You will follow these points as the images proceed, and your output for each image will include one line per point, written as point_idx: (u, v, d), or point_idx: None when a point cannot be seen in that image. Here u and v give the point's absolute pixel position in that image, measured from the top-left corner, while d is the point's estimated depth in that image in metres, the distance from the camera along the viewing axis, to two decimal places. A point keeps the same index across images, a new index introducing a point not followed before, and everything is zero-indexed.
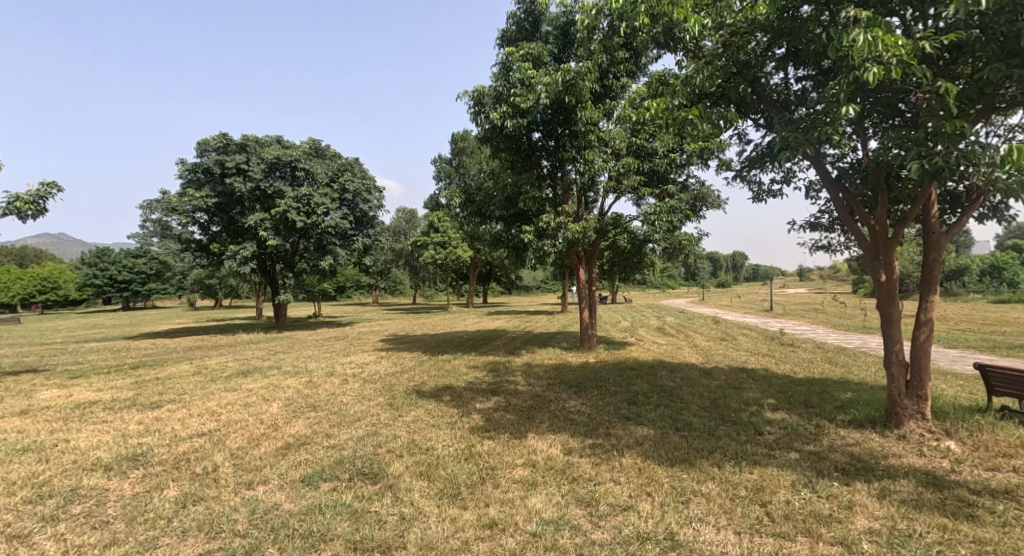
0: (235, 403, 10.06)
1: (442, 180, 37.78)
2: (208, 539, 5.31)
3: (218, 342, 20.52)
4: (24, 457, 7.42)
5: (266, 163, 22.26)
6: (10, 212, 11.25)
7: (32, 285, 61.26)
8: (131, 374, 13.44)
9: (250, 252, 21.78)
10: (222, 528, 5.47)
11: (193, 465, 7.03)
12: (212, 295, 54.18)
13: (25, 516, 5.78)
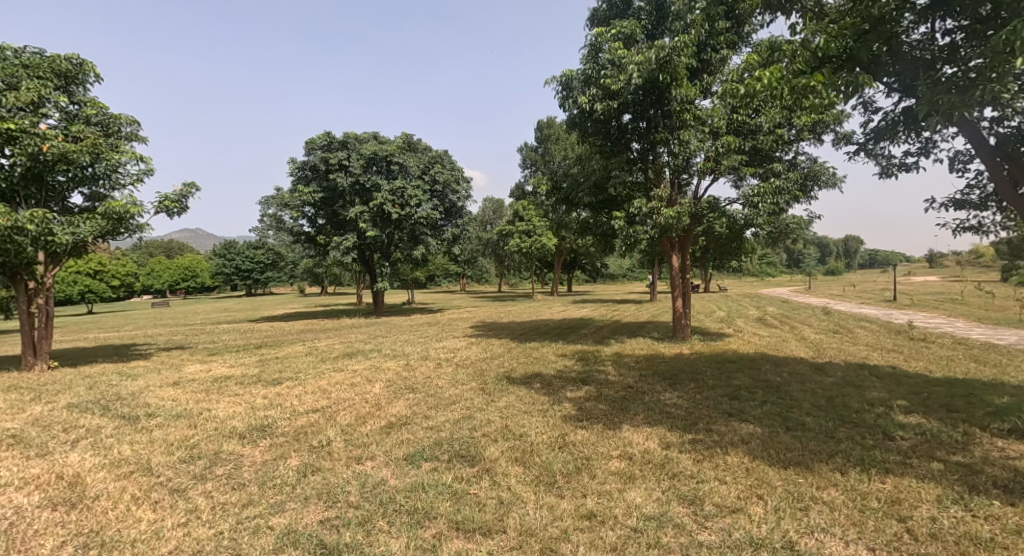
0: (343, 383, 10.69)
1: (528, 168, 37.86)
2: (327, 507, 5.66)
3: (326, 325, 21.92)
4: (176, 422, 8.31)
5: (364, 158, 23.34)
6: (160, 211, 12.56)
7: (172, 274, 68.90)
8: (256, 353, 14.72)
9: (352, 242, 22.97)
10: (338, 498, 5.81)
11: (310, 438, 7.53)
12: (319, 283, 58.11)
13: (180, 473, 6.47)
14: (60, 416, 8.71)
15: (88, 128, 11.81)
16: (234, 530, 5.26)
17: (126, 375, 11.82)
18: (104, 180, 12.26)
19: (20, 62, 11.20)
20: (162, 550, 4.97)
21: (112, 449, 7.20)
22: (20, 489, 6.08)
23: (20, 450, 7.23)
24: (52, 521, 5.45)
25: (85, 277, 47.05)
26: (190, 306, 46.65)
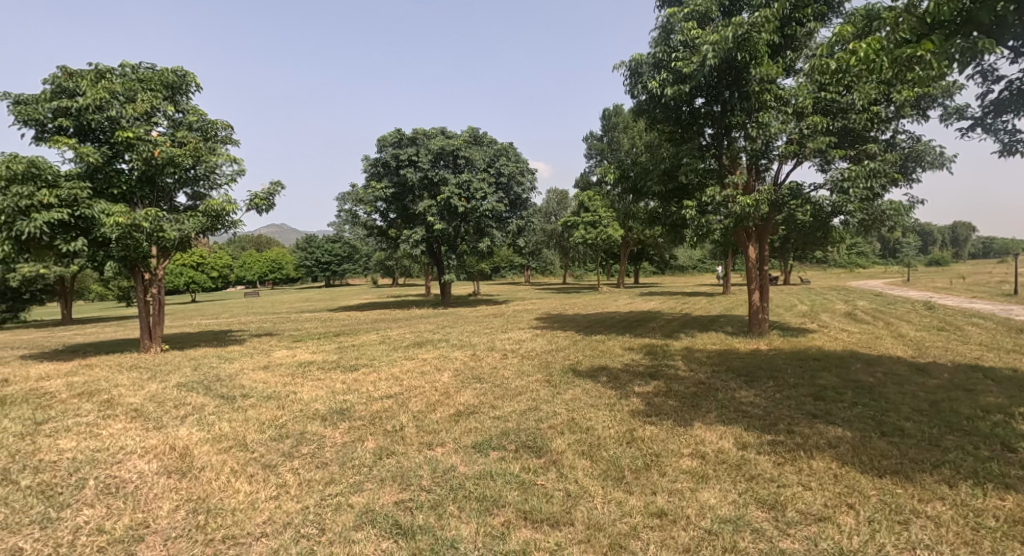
0: (414, 370, 10.93)
1: (593, 158, 37.23)
2: (401, 489, 5.78)
3: (397, 315, 22.52)
4: (267, 402, 8.77)
5: (432, 153, 23.70)
6: (251, 209, 13.32)
7: (260, 266, 73.39)
8: (335, 340, 15.35)
9: (420, 235, 23.42)
10: (411, 481, 5.92)
11: (385, 423, 7.72)
12: (392, 274, 59.98)
13: (271, 450, 6.82)
14: (171, 393, 9.43)
15: (190, 134, 12.72)
16: (318, 506, 5.47)
17: (223, 358, 12.63)
18: (204, 181, 13.12)
19: (135, 75, 12.23)
20: (256, 520, 5.26)
21: (214, 425, 7.70)
22: (139, 457, 6.64)
23: (139, 422, 7.90)
24: (167, 487, 5.90)
25: (189, 269, 51.25)
26: (279, 296, 49.65)
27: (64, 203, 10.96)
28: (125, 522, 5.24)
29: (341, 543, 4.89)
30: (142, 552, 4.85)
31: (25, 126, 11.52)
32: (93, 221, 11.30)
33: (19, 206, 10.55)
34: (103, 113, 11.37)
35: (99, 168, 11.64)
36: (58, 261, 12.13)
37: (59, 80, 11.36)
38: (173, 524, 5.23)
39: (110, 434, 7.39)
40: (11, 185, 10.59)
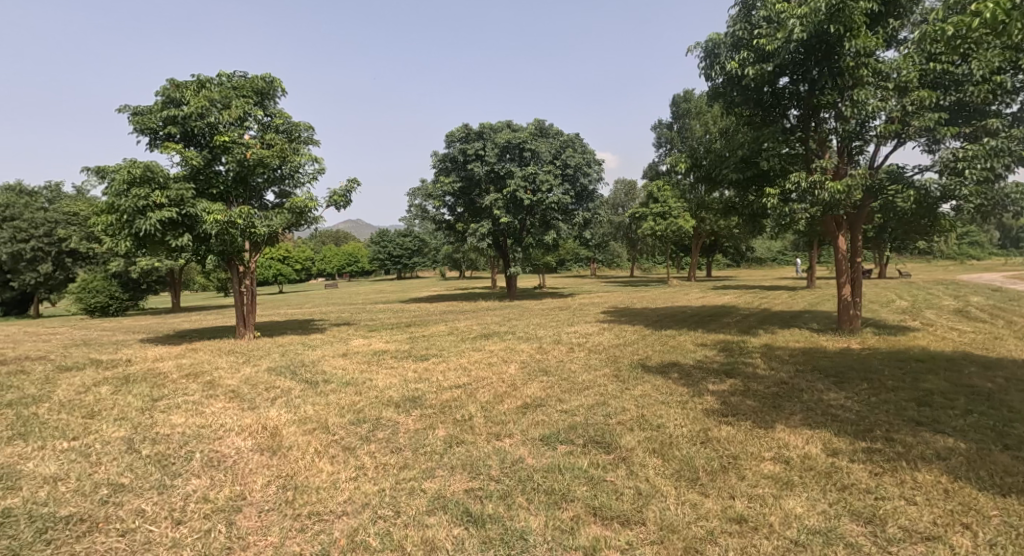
0: (481, 361, 10.97)
1: (663, 146, 36.09)
2: (471, 477, 5.76)
3: (465, 307, 22.80)
4: (346, 388, 9.03)
5: (499, 146, 23.70)
6: (330, 206, 13.82)
7: (338, 259, 76.72)
8: (406, 330, 15.68)
9: (487, 228, 23.54)
10: (480, 470, 5.88)
11: (454, 412, 7.74)
12: (459, 268, 60.97)
13: (350, 433, 7.00)
14: (262, 376, 9.95)
15: (278, 136, 13.33)
16: (393, 489, 5.55)
17: (307, 345, 13.19)
18: (289, 180, 13.67)
19: (229, 83, 12.96)
20: (337, 499, 5.39)
21: (300, 407, 8.01)
22: (237, 434, 7.00)
23: (236, 403, 8.36)
24: (261, 463, 6.19)
25: (277, 262, 54.29)
26: (356, 288, 51.77)
27: (173, 203, 11.75)
28: (226, 493, 5.53)
29: (415, 526, 4.92)
30: (239, 521, 5.08)
31: (141, 134, 12.46)
32: (197, 218, 12.03)
33: (138, 207, 11.46)
34: (204, 119, 12.14)
35: (200, 170, 12.37)
36: (167, 255, 13.03)
37: (167, 90, 12.20)
38: (266, 498, 5.46)
39: (212, 413, 7.85)
40: (130, 186, 11.54)
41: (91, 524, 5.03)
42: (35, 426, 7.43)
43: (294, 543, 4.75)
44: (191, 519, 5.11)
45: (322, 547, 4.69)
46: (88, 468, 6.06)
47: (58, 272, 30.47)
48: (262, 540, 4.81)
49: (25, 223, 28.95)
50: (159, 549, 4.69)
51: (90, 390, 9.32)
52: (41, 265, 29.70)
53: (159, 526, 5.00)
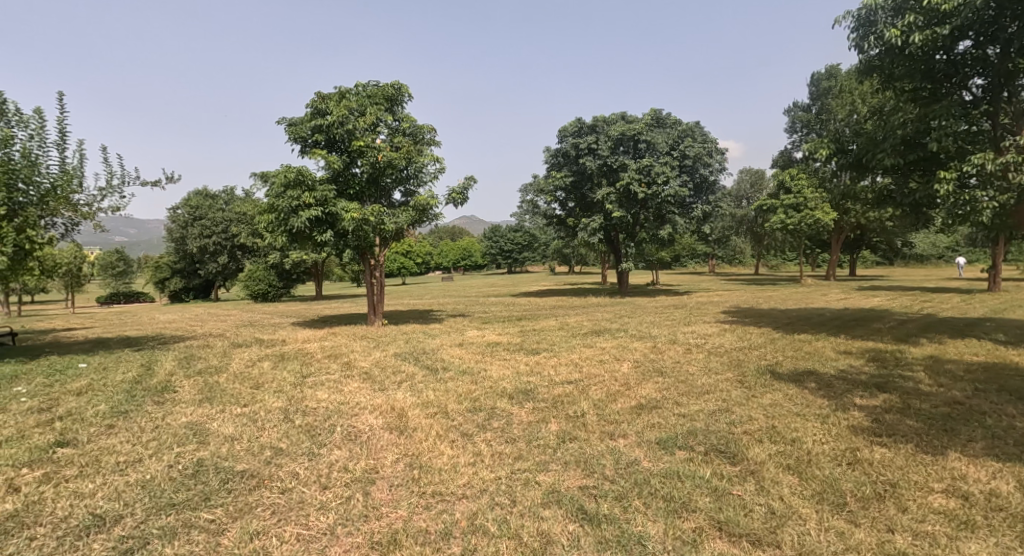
0: (592, 358, 10.55)
1: (798, 131, 33.16)
2: (585, 475, 5.46)
3: (576, 302, 22.41)
4: (462, 377, 9.09)
5: (612, 139, 22.93)
6: (449, 203, 14.11)
7: (454, 253, 79.51)
8: (518, 324, 15.65)
9: (599, 223, 22.95)
10: (594, 468, 5.56)
11: (567, 407, 7.43)
12: (570, 263, 60.52)
13: (467, 420, 6.96)
14: (389, 360, 10.37)
15: (405, 138, 13.86)
16: (509, 478, 5.41)
17: (427, 334, 13.58)
18: (413, 180, 14.16)
19: (364, 92, 13.68)
20: (458, 481, 5.36)
21: (422, 392, 8.16)
22: (369, 412, 7.25)
23: (368, 383, 8.73)
24: (390, 441, 6.32)
25: (401, 256, 57.41)
26: (471, 281, 53.26)
27: (319, 203, 12.63)
28: (362, 465, 5.70)
29: (530, 517, 4.73)
30: (373, 493, 5.19)
31: (294, 143, 13.62)
32: (338, 216, 12.82)
33: (292, 207, 12.50)
34: (344, 126, 12.93)
35: (340, 173, 13.23)
36: (311, 250, 14.06)
37: (314, 103, 13.19)
38: (395, 474, 5.55)
39: (349, 391, 8.24)
40: (286, 188, 12.55)
41: (259, 480, 5.41)
42: (216, 393, 8.30)
43: (420, 520, 4.76)
44: (335, 486, 5.32)
45: (445, 527, 4.65)
46: (256, 432, 6.56)
47: (232, 263, 34.88)
48: (392, 513, 4.86)
49: (209, 220, 33.65)
50: (309, 509, 4.91)
51: (255, 364, 10.32)
52: (219, 257, 34.15)
53: (309, 488, 5.25)
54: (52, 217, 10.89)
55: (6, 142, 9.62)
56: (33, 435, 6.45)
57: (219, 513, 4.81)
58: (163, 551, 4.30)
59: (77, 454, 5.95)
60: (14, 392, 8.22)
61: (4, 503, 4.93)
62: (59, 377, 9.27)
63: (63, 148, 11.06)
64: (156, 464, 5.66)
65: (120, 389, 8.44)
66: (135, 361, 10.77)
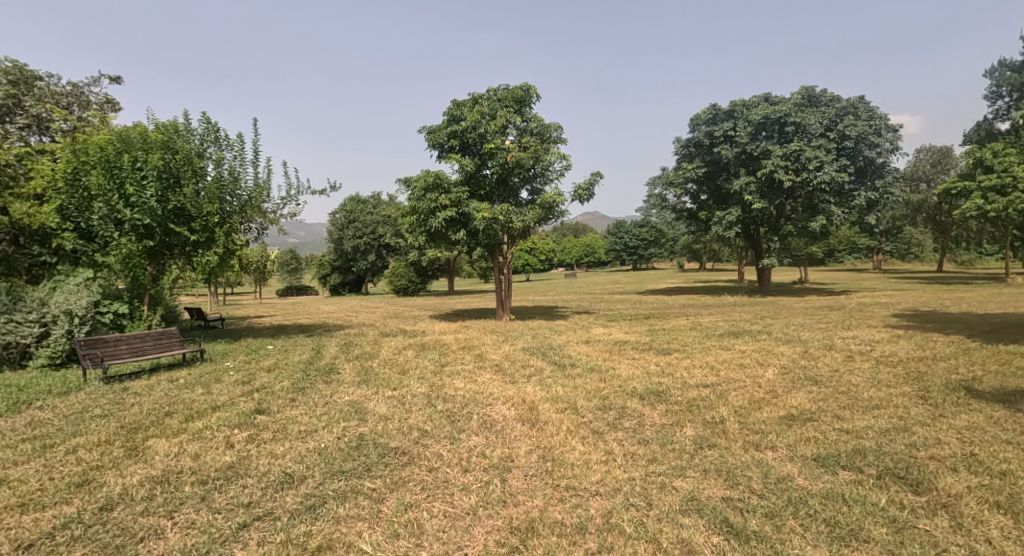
0: (731, 361, 9.54)
1: (1004, 98, 28.04)
2: (727, 485, 4.85)
3: (710, 301, 20.85)
4: (591, 374, 8.68)
5: (753, 125, 20.99)
6: (574, 200, 13.78)
7: (577, 250, 79.02)
8: (647, 322, 14.86)
9: (736, 216, 21.12)
10: (738, 480, 4.91)
11: (703, 412, 6.67)
12: (702, 259, 56.92)
13: (598, 418, 6.54)
14: (518, 354, 10.28)
15: (533, 137, 13.69)
16: (644, 480, 4.97)
17: (553, 330, 13.36)
18: (541, 179, 13.98)
19: (496, 96, 13.79)
20: (591, 478, 5.02)
21: (552, 387, 7.91)
22: (503, 403, 7.14)
23: (500, 375, 8.68)
24: (523, 432, 6.12)
25: (525, 254, 58.18)
26: (596, 278, 52.15)
27: (454, 204, 12.96)
28: (499, 453, 5.57)
29: (668, 523, 4.35)
30: (510, 480, 5.04)
31: (433, 149, 14.15)
32: (470, 216, 13.06)
33: (431, 209, 12.96)
34: (476, 131, 13.17)
35: (473, 175, 13.46)
36: (445, 249, 14.51)
37: (451, 110, 13.59)
38: (529, 464, 5.35)
39: (482, 382, 8.23)
40: (425, 192, 13.06)
41: (410, 457, 5.50)
42: (371, 376, 8.77)
43: (556, 511, 4.56)
44: (475, 469, 5.25)
45: (580, 521, 4.42)
46: (405, 414, 6.74)
47: (379, 261, 37.89)
48: (529, 502, 4.70)
49: (361, 223, 36.83)
50: (454, 488, 4.90)
51: (401, 352, 10.82)
52: (369, 255, 37.34)
53: (452, 469, 5.24)
54: (248, 222, 12.38)
55: (218, 162, 11.07)
56: (239, 401, 7.22)
57: (380, 483, 4.99)
58: (338, 511, 4.57)
59: (270, 421, 6.52)
60: (222, 366, 9.36)
61: (223, 455, 5.51)
62: (251, 355, 10.43)
63: (255, 164, 12.54)
64: (328, 436, 6.01)
65: (297, 369, 9.25)
66: (307, 345, 11.82)
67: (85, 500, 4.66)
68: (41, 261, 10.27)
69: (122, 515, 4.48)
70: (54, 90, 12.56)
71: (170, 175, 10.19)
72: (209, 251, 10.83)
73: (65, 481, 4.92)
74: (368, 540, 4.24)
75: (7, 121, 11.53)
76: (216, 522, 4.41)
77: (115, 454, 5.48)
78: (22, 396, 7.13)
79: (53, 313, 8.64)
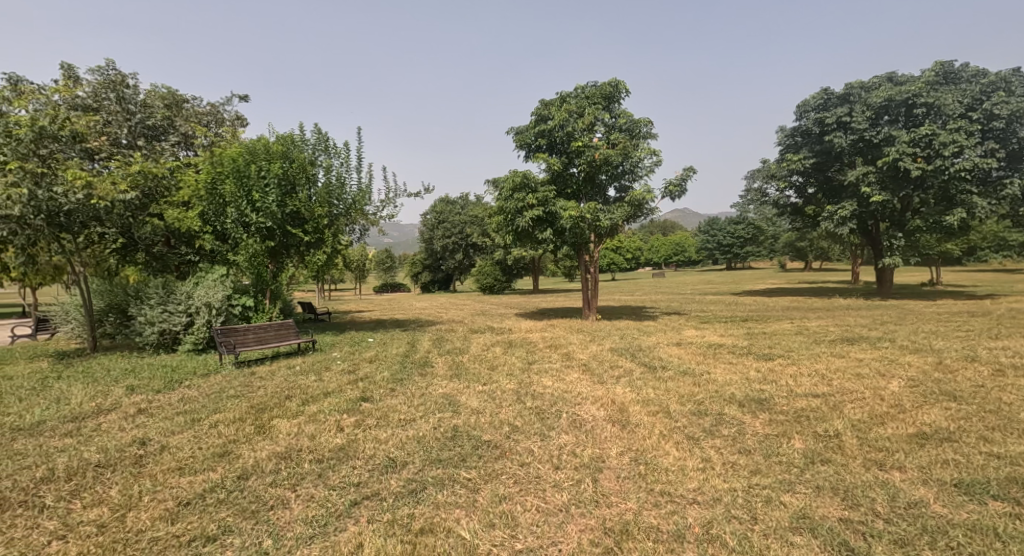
0: (846, 371, 8.78)
1: None
2: (846, 505, 4.56)
3: (815, 304, 19.49)
4: (684, 378, 8.38)
5: (873, 109, 19.13)
6: (665, 196, 13.41)
7: (667, 249, 76.53)
8: (745, 325, 14.13)
9: (851, 210, 19.33)
10: (860, 500, 4.60)
11: (815, 424, 6.18)
12: (806, 259, 52.91)
13: (693, 423, 6.30)
14: (606, 355, 10.16)
15: (622, 134, 13.42)
16: (747, 492, 4.77)
17: (642, 331, 13.07)
18: (630, 176, 13.70)
19: (583, 94, 13.74)
20: (688, 485, 4.90)
21: (643, 389, 7.74)
22: (592, 403, 7.10)
23: (588, 375, 8.62)
24: (613, 433, 6.05)
25: (611, 252, 57.29)
26: (686, 278, 50.28)
27: (540, 203, 13.04)
28: (589, 452, 5.56)
29: (777, 539, 4.20)
30: (602, 481, 5.03)
31: (521, 149, 14.34)
32: (557, 214, 13.08)
33: (518, 208, 13.13)
34: (564, 129, 13.18)
35: (559, 173, 13.49)
36: (532, 248, 14.64)
37: (538, 110, 13.72)
38: (621, 466, 5.29)
39: (570, 381, 8.23)
40: (513, 192, 13.26)
41: (502, 451, 5.65)
42: (462, 371, 9.04)
43: (651, 516, 4.52)
44: (566, 467, 5.28)
45: (677, 528, 4.37)
46: (496, 409, 6.90)
47: (466, 259, 38.90)
48: (622, 504, 4.69)
49: (449, 223, 37.88)
50: (546, 484, 4.98)
51: (490, 348, 11.07)
52: (456, 254, 38.44)
53: (543, 465, 5.31)
54: (353, 224, 13.15)
55: (328, 169, 11.89)
56: (345, 389, 7.74)
57: (475, 473, 5.18)
58: (437, 497, 4.79)
59: (373, 408, 6.94)
60: (330, 356, 10.07)
61: (334, 437, 5.95)
62: (355, 347, 11.13)
63: (359, 170, 13.33)
64: (425, 425, 6.30)
65: (394, 361, 9.74)
66: (403, 339, 12.42)
67: (227, 468, 5.22)
68: (187, 261, 11.49)
69: (254, 484, 4.97)
70: (197, 111, 14.13)
71: (286, 183, 11.08)
72: (318, 252, 11.63)
73: (210, 451, 5.55)
74: (465, 527, 4.42)
75: (162, 139, 13.05)
76: (331, 498, 4.79)
77: (247, 430, 6.09)
78: (174, 375, 8.11)
79: (195, 305, 9.73)
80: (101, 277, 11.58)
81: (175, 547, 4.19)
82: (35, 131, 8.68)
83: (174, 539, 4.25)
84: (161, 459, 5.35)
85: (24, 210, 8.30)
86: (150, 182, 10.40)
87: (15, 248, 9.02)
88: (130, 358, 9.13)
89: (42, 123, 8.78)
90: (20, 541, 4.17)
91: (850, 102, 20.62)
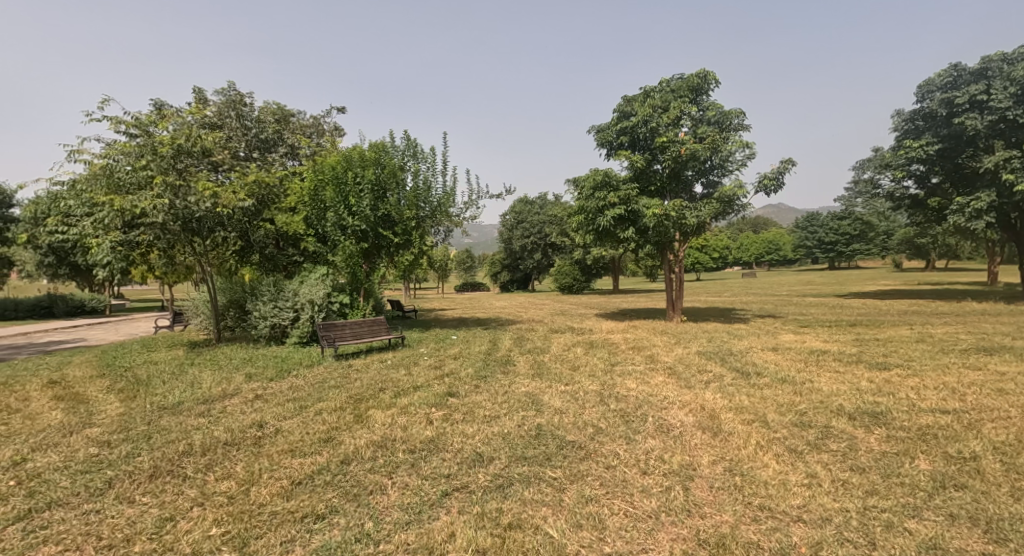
0: (983, 385, 7.96)
1: None
2: (990, 539, 4.22)
3: (939, 308, 17.80)
4: (783, 385, 8.00)
5: (1017, 84, 17.09)
6: (759, 190, 12.83)
7: (759, 248, 72.92)
8: (852, 330, 13.19)
9: (988, 200, 17.35)
10: (1006, 535, 4.23)
11: (945, 444, 5.70)
12: (925, 255, 48.06)
13: (795, 435, 6.02)
14: (695, 358, 9.88)
15: (710, 128, 13.02)
16: (863, 515, 4.52)
17: (733, 334, 12.57)
18: (716, 171, 13.27)
19: (669, 87, 13.39)
20: (791, 501, 4.71)
21: (735, 396, 7.48)
22: (679, 408, 6.98)
23: (674, 379, 8.45)
24: (703, 441, 5.92)
25: (697, 251, 55.45)
26: (782, 278, 47.68)
27: (621, 202, 12.88)
28: (678, 459, 5.48)
29: None
30: (694, 489, 4.95)
31: (602, 148, 14.26)
32: (640, 214, 12.84)
33: (598, 207, 13.09)
34: (647, 125, 12.95)
35: (642, 171, 13.27)
36: (613, 248, 14.52)
37: (620, 106, 13.58)
38: (715, 476, 5.17)
39: (656, 385, 8.11)
40: (594, 191, 13.22)
41: (586, 452, 5.69)
42: (544, 370, 9.16)
43: (749, 531, 4.41)
44: (654, 473, 5.24)
45: (780, 546, 4.24)
46: (579, 409, 6.95)
47: (545, 258, 39.21)
48: (717, 515, 4.59)
49: (529, 223, 38.27)
50: (633, 489, 4.97)
51: (570, 348, 11.14)
52: (535, 254, 38.88)
53: (630, 469, 5.30)
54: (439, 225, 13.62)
55: (416, 173, 12.36)
56: (433, 384, 8.07)
57: (561, 472, 5.26)
58: (524, 493, 4.92)
59: (460, 404, 7.20)
60: (419, 351, 10.53)
61: (425, 429, 6.24)
62: (440, 344, 11.56)
63: (445, 174, 13.80)
64: (509, 423, 6.46)
65: (478, 359, 10.02)
66: (485, 337, 12.75)
67: (331, 453, 5.64)
68: (294, 261, 12.43)
69: (355, 469, 5.34)
70: (302, 124, 15.23)
71: (379, 187, 11.66)
72: (407, 252, 12.15)
73: (316, 436, 6.01)
74: (554, 526, 4.52)
75: (273, 150, 14.23)
76: (424, 487, 5.05)
77: (347, 419, 6.52)
78: (283, 365, 8.83)
79: (300, 302, 10.50)
80: (222, 276, 12.80)
81: (291, 521, 4.58)
82: (174, 148, 9.78)
83: (290, 515, 4.66)
84: (275, 442, 5.86)
85: (165, 217, 9.39)
86: (264, 189, 11.39)
87: (157, 249, 10.20)
88: (247, 349, 10.05)
89: (179, 140, 9.86)
90: (169, 504, 4.75)
91: (987, 77, 18.55)
